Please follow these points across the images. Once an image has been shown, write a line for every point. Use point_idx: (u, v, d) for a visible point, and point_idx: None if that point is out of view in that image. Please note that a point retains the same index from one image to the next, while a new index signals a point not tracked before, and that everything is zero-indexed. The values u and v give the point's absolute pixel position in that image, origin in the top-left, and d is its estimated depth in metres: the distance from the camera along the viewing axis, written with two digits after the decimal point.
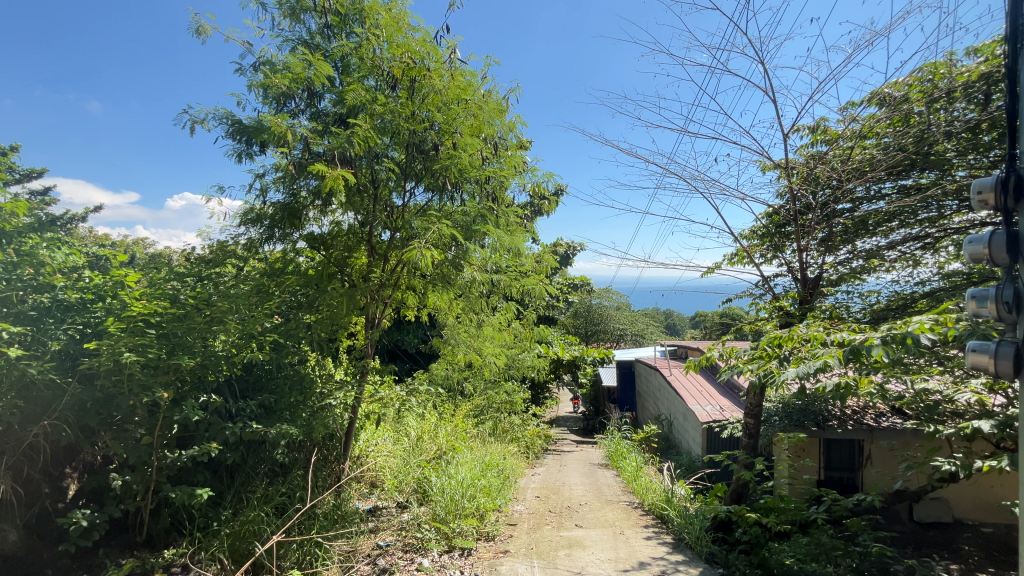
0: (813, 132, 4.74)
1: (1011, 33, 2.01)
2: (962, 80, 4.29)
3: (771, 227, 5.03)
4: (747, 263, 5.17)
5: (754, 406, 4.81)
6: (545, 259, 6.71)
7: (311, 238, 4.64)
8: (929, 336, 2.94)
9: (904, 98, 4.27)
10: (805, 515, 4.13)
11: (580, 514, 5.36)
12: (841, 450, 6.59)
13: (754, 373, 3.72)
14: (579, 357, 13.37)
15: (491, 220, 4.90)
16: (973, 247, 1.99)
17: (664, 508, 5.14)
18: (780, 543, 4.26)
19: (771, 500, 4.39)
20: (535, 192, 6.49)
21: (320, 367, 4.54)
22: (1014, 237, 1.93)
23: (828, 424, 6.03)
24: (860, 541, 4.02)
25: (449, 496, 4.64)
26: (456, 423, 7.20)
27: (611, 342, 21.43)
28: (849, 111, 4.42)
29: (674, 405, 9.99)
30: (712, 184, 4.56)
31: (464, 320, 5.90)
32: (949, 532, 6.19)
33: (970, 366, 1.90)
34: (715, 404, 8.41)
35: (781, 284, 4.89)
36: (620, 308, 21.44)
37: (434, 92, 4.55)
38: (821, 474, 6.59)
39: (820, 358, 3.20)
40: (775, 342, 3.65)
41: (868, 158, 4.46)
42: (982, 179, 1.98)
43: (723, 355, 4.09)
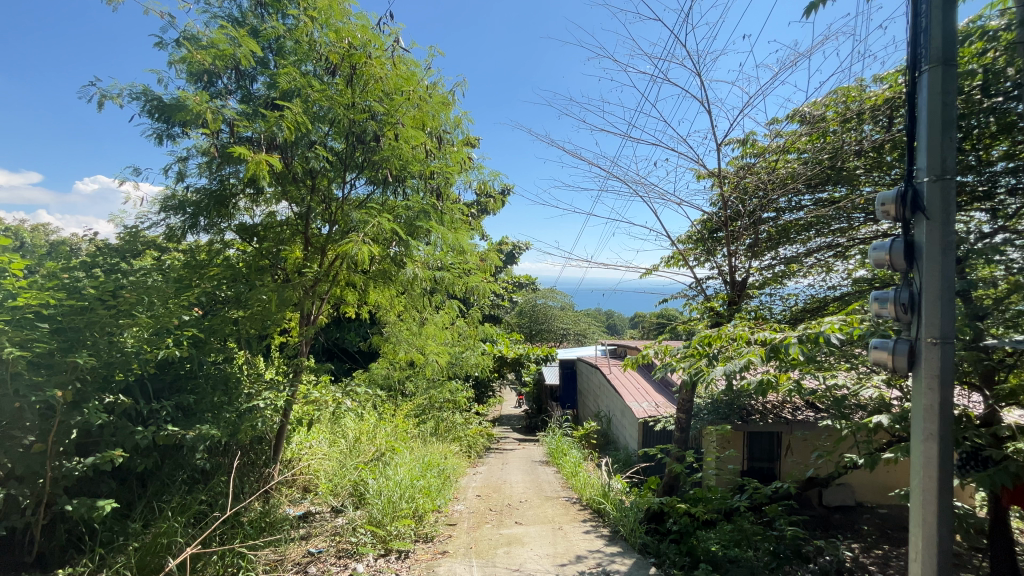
0: (742, 144, 5.01)
1: (940, 57, 2.19)
2: (870, 104, 4.68)
3: (705, 232, 5.32)
4: (682, 266, 5.42)
5: (686, 401, 5.02)
6: (491, 256, 6.76)
7: (242, 229, 4.38)
8: (839, 336, 3.16)
9: (821, 117, 4.64)
10: (729, 503, 4.38)
11: (520, 511, 5.40)
12: (762, 442, 7.08)
13: (686, 370, 3.89)
14: (522, 355, 13.51)
15: (435, 217, 4.85)
16: (877, 253, 2.32)
17: (600, 502, 5.27)
18: (707, 531, 4.48)
19: (700, 490, 4.61)
20: (482, 189, 6.55)
21: (248, 366, 4.28)
22: (911, 245, 2.24)
23: (751, 418, 6.46)
24: (777, 526, 4.33)
25: (387, 497, 4.51)
26: (397, 423, 7.05)
27: (555, 342, 21.82)
28: (775, 126, 4.74)
29: (614, 402, 10.32)
30: (651, 188, 4.67)
31: (406, 317, 5.80)
32: (853, 514, 6.80)
33: (873, 361, 2.25)
34: (651, 400, 8.75)
35: (713, 286, 5.15)
36: (564, 308, 22.01)
37: (378, 84, 4.44)
38: (744, 464, 7.05)
39: (744, 356, 3.37)
40: (705, 341, 3.78)
41: (790, 170, 4.83)
42: (885, 193, 2.29)
43: (659, 353, 4.24)
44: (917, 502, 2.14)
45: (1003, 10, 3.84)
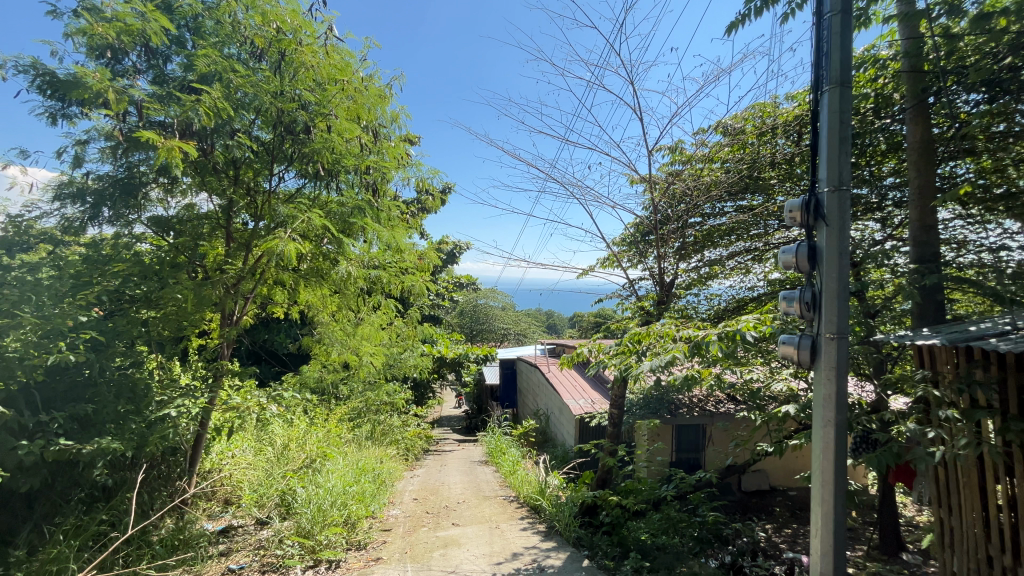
0: (672, 152, 5.28)
1: (838, 78, 2.42)
2: (783, 120, 5.11)
3: (637, 235, 5.55)
4: (616, 268, 5.62)
5: (619, 397, 5.21)
6: (429, 255, 6.66)
7: (154, 221, 4.02)
8: (753, 333, 3.42)
9: (740, 129, 5.01)
10: (657, 494, 4.61)
11: (457, 512, 5.36)
12: (689, 434, 7.50)
13: (617, 367, 4.05)
14: (462, 355, 13.44)
15: (370, 213, 4.70)
16: (786, 256, 2.54)
17: (537, 499, 5.35)
18: (637, 521, 4.68)
19: (630, 483, 4.80)
20: (420, 187, 6.44)
21: (160, 371, 3.93)
22: (813, 249, 2.47)
23: (679, 411, 6.83)
24: (700, 512, 4.61)
25: (317, 506, 4.31)
26: (330, 428, 6.76)
27: (495, 342, 21.89)
28: (700, 136, 5.05)
29: (551, 400, 10.52)
30: (587, 191, 4.82)
31: (340, 317, 5.58)
32: (767, 497, 7.38)
33: (781, 355, 2.45)
34: (587, 397, 9.00)
35: (644, 287, 5.37)
36: (504, 308, 22.15)
37: (309, 73, 4.24)
38: (673, 456, 7.44)
39: (669, 353, 3.55)
40: (635, 338, 3.95)
41: (714, 178, 5.16)
42: (793, 201, 2.51)
43: (593, 351, 4.37)
44: (817, 484, 2.36)
45: (891, 42, 4.32)
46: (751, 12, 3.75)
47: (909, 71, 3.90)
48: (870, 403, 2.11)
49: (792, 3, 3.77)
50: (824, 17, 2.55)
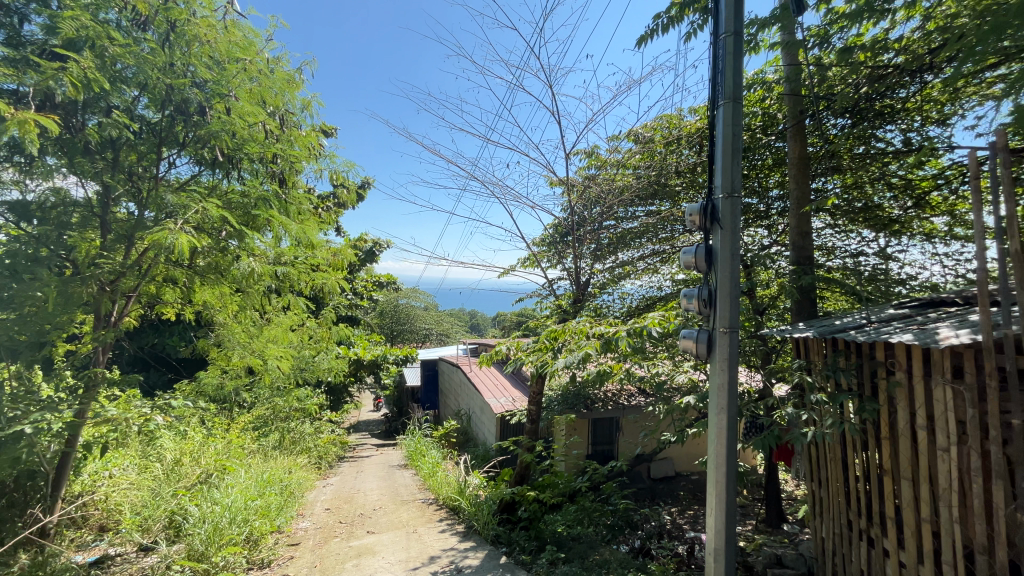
0: (588, 156, 5.49)
1: (731, 94, 2.64)
2: (687, 132, 5.52)
3: (556, 236, 5.70)
4: (536, 267, 5.74)
5: (537, 394, 5.31)
6: (345, 252, 6.36)
7: (5, 206, 3.41)
8: (658, 329, 3.65)
9: (649, 138, 5.33)
10: (573, 486, 4.76)
11: (373, 519, 5.16)
12: (604, 427, 7.85)
13: (534, 363, 4.14)
14: (381, 357, 13.01)
15: (277, 206, 4.39)
16: (687, 257, 2.73)
17: (456, 500, 5.30)
18: (553, 514, 4.80)
19: (547, 477, 4.92)
20: (335, 180, 6.12)
21: (13, 382, 3.35)
22: (709, 251, 2.68)
23: (594, 406, 7.12)
24: (612, 501, 4.83)
25: (213, 525, 3.92)
26: (231, 438, 6.20)
27: (417, 342, 21.43)
28: (615, 142, 5.30)
29: (473, 400, 10.50)
30: (506, 191, 4.70)
31: (242, 318, 5.14)
32: (673, 482, 7.93)
33: (682, 349, 2.63)
34: (508, 395, 9.09)
35: (562, 286, 5.54)
36: (426, 308, 21.77)
37: (204, 49, 3.85)
38: (588, 448, 7.75)
39: (582, 349, 3.68)
40: (552, 336, 4.05)
41: (626, 183, 5.45)
42: (693, 205, 2.71)
43: (512, 349, 4.42)
44: (712, 467, 2.55)
45: (776, 68, 4.82)
46: (659, 27, 3.99)
47: (789, 94, 4.37)
48: (758, 391, 2.33)
49: (694, 23, 4.07)
50: (720, 38, 2.78)
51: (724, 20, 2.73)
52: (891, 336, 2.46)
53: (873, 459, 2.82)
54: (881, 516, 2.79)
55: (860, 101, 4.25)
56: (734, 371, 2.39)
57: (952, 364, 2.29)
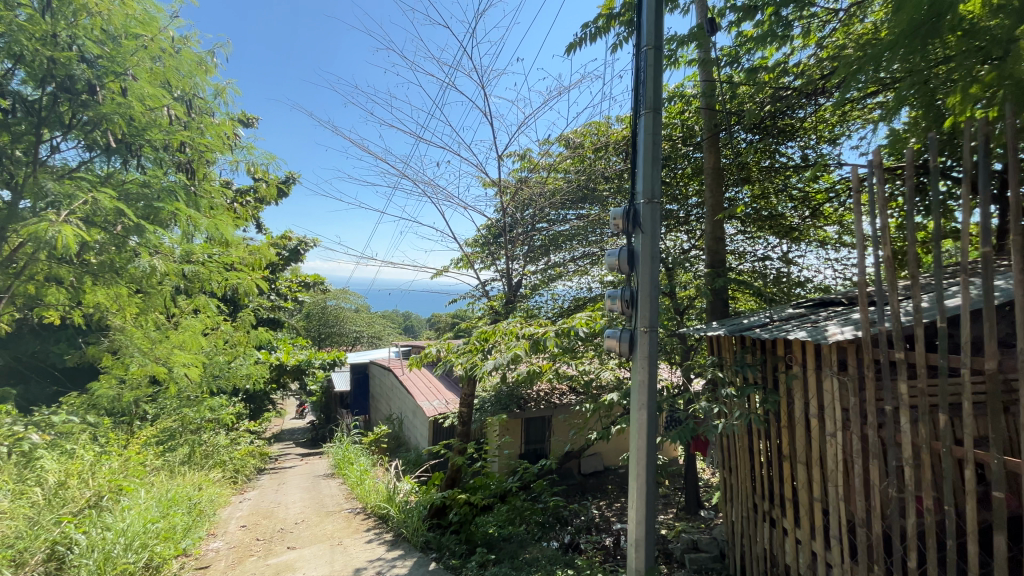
0: (521, 159, 5.55)
1: (652, 104, 2.76)
2: (614, 140, 5.76)
3: (489, 237, 5.72)
4: (469, 269, 5.73)
5: (468, 396, 5.28)
6: (263, 250, 5.98)
7: None
8: (584, 329, 3.75)
9: (579, 144, 5.50)
10: (504, 487, 4.78)
11: (294, 534, 4.86)
12: (536, 427, 7.96)
13: (463, 365, 4.11)
14: (306, 361, 12.35)
15: (183, 198, 4.04)
16: (611, 259, 2.83)
17: (384, 507, 5.13)
18: (484, 515, 4.79)
19: (479, 479, 4.90)
20: (252, 173, 5.74)
21: None
22: (632, 253, 2.79)
23: (527, 405, 7.21)
24: (543, 498, 4.91)
25: (103, 553, 3.49)
26: (129, 455, 5.60)
27: (346, 346, 20.58)
28: (546, 146, 5.41)
29: (405, 403, 10.26)
30: (438, 190, 4.89)
31: (143, 321, 4.65)
32: (602, 477, 8.21)
33: (607, 348, 2.72)
34: (440, 398, 8.96)
35: (494, 287, 5.56)
36: (357, 310, 20.98)
37: (95, 21, 3.41)
38: (521, 448, 7.84)
39: (512, 350, 3.71)
40: (482, 337, 4.04)
41: (557, 187, 5.58)
42: (617, 209, 2.81)
43: (442, 350, 4.37)
44: (635, 462, 2.64)
45: (694, 83, 5.15)
46: (587, 36, 4.13)
47: (705, 108, 4.68)
48: (674, 387, 2.45)
49: (620, 35, 4.24)
50: (643, 50, 2.90)
51: (645, 34, 2.86)
52: (790, 333, 2.69)
53: (774, 446, 3.07)
54: (781, 499, 3.04)
55: (765, 118, 4.64)
56: (652, 368, 2.51)
57: (839, 357, 2.55)
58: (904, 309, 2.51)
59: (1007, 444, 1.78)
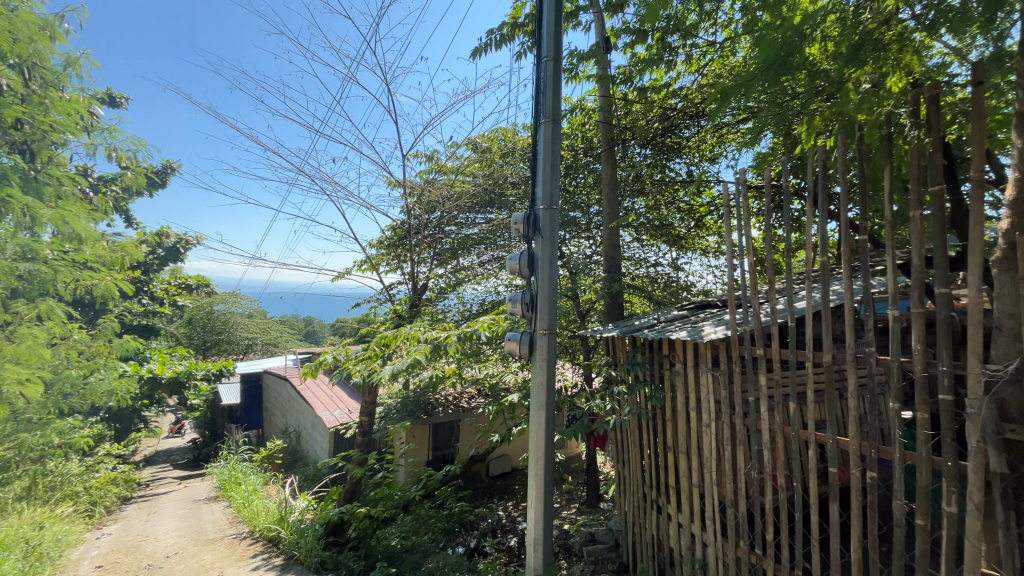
0: (428, 160, 5.46)
1: (551, 114, 2.85)
2: (521, 147, 5.89)
3: (394, 239, 5.54)
4: (372, 271, 5.51)
5: (369, 405, 5.06)
6: (129, 249, 5.25)
7: None
8: (487, 333, 3.77)
9: (487, 149, 5.54)
10: (407, 496, 4.63)
11: (164, 570, 4.30)
12: (444, 432, 7.84)
13: (361, 372, 3.93)
14: (187, 373, 11.07)
15: (17, 183, 3.41)
16: (513, 263, 2.88)
17: (274, 530, 4.73)
18: (386, 528, 4.61)
19: (381, 490, 4.70)
20: (115, 159, 5.02)
21: None
22: (532, 257, 2.86)
23: (434, 410, 7.08)
24: (447, 505, 4.84)
25: None
26: None
27: (237, 354, 18.78)
28: (453, 149, 5.37)
29: (303, 415, 9.57)
30: (338, 187, 4.77)
31: None
32: (510, 478, 8.30)
33: (508, 351, 2.76)
34: (343, 407, 8.50)
35: (399, 291, 5.40)
36: (251, 315, 19.24)
37: None
38: (429, 454, 7.68)
39: (412, 356, 3.61)
40: (383, 343, 3.90)
41: (465, 190, 5.57)
42: (518, 214, 2.87)
43: (339, 357, 4.15)
44: (534, 462, 2.70)
45: (594, 98, 5.44)
46: (492, 42, 4.18)
47: (604, 122, 4.96)
48: (568, 386, 2.55)
49: (524, 44, 4.35)
50: (544, 60, 2.99)
51: (546, 45, 2.96)
52: (672, 334, 2.92)
53: (660, 438, 3.31)
54: (666, 486, 3.28)
55: (656, 136, 5.03)
56: (548, 368, 2.59)
57: (713, 354, 2.82)
58: (764, 310, 2.84)
59: (838, 425, 2.08)
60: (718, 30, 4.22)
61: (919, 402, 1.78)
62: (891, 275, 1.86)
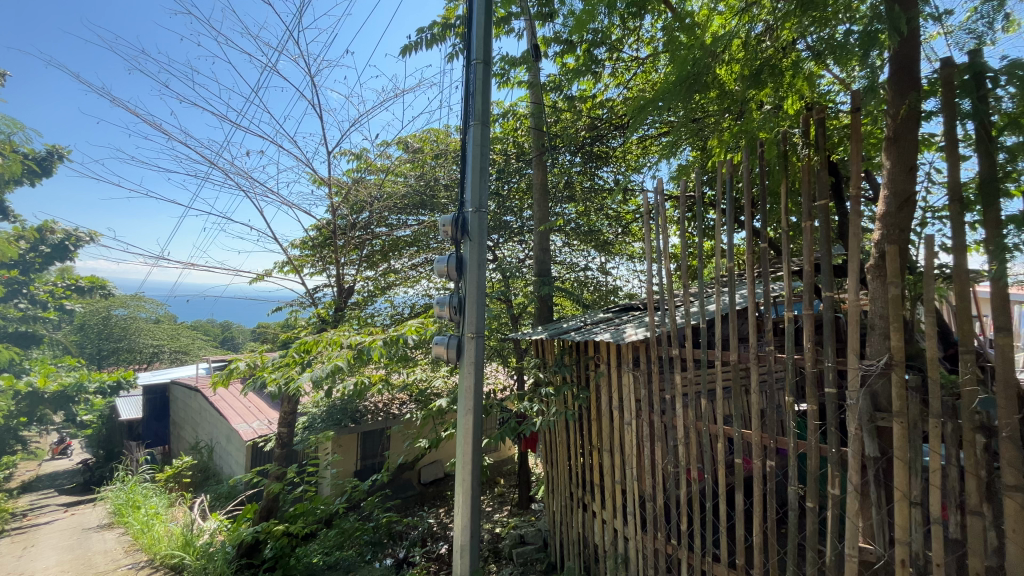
0: (357, 158, 5.27)
1: (480, 117, 2.84)
2: (453, 149, 5.85)
3: (318, 240, 5.28)
4: (293, 273, 5.21)
5: (289, 415, 4.77)
6: None
7: None
8: (414, 337, 3.69)
9: (418, 149, 5.44)
10: (329, 510, 4.41)
11: None
12: (373, 441, 7.56)
13: (278, 381, 3.71)
14: (77, 386, 9.85)
15: None
16: (441, 266, 2.86)
17: (178, 556, 4.31)
18: (306, 544, 4.35)
19: (301, 505, 4.44)
20: None
21: None
22: (460, 260, 2.85)
23: (362, 418, 6.81)
24: (374, 516, 4.66)
25: None
26: None
27: (140, 364, 17.00)
28: (382, 148, 5.22)
29: (216, 428, 8.83)
30: (256, 183, 4.67)
31: None
32: (442, 484, 8.16)
33: (435, 355, 2.73)
34: (262, 418, 7.94)
35: (324, 295, 5.14)
36: (157, 320, 17.52)
37: None
38: (357, 465, 7.38)
39: (333, 362, 3.44)
40: (302, 348, 3.70)
41: (395, 191, 5.43)
42: (446, 216, 2.85)
43: (253, 365, 3.89)
44: (461, 466, 2.67)
45: (525, 104, 5.52)
46: (423, 41, 4.11)
47: (535, 127, 5.05)
48: (493, 388, 2.56)
49: (455, 45, 4.32)
50: (473, 63, 2.98)
51: (476, 48, 2.95)
52: (597, 336, 3.01)
53: (586, 437, 3.39)
54: (591, 484, 3.38)
55: (585, 144, 5.20)
56: (474, 371, 2.59)
57: (634, 354, 2.95)
58: (680, 312, 3.02)
59: (743, 419, 2.24)
60: (642, 47, 4.44)
61: (809, 395, 1.95)
62: (787, 280, 2.04)
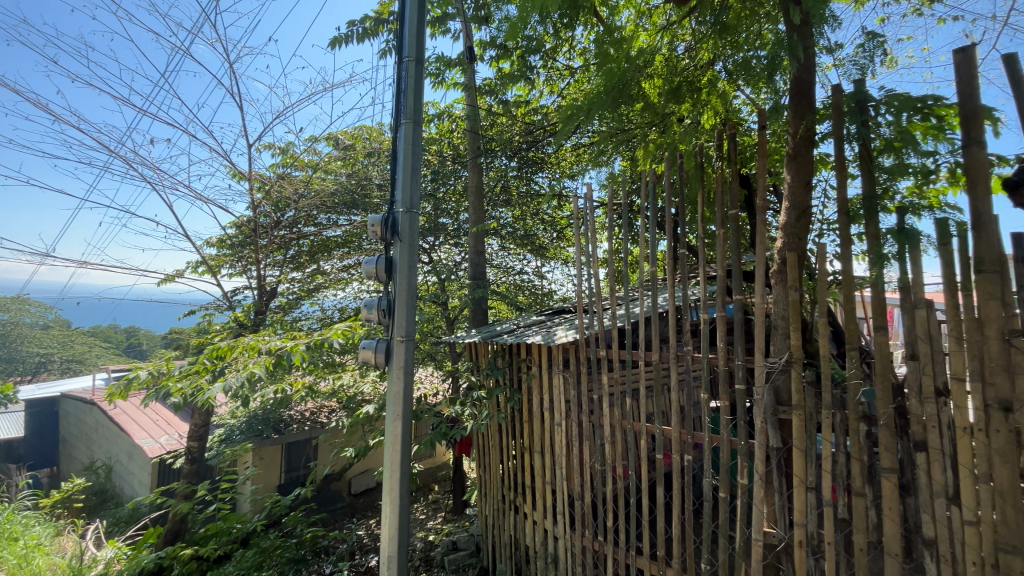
0: (282, 153, 4.99)
1: (412, 116, 2.78)
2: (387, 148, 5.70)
3: (238, 238, 4.93)
4: (208, 274, 4.83)
5: (201, 427, 4.40)
6: None
7: None
8: (340, 341, 3.53)
9: (349, 146, 5.25)
10: (246, 528, 4.10)
11: None
12: (299, 452, 7.15)
13: (186, 390, 3.42)
14: None
15: None
16: (369, 267, 2.77)
17: None
18: (219, 567, 4.02)
19: (213, 525, 4.10)
20: None
21: None
22: (390, 262, 2.76)
23: (287, 428, 6.42)
24: (297, 532, 4.40)
25: None
26: None
27: (24, 375, 14.99)
28: (310, 143, 4.99)
29: (116, 445, 7.96)
30: (166, 175, 4.61)
31: None
32: (374, 494, 7.87)
33: (361, 359, 2.62)
34: (171, 432, 7.26)
35: (243, 297, 4.80)
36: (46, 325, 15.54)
37: None
38: (280, 478, 6.94)
39: (248, 369, 3.22)
40: (215, 355, 3.45)
41: (324, 189, 5.20)
42: (375, 216, 2.77)
43: (156, 373, 3.55)
44: (389, 473, 2.58)
45: (461, 106, 5.50)
46: (354, 35, 3.98)
47: (471, 130, 5.05)
48: (422, 393, 2.50)
49: (388, 41, 4.22)
50: (406, 60, 2.91)
51: (408, 44, 2.89)
52: (528, 338, 3.04)
53: (518, 439, 3.41)
54: (523, 485, 3.40)
55: (520, 149, 5.27)
56: (402, 376, 2.52)
57: (564, 356, 3.01)
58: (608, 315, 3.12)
59: (664, 416, 2.34)
60: (575, 57, 4.58)
61: (722, 391, 2.08)
62: (702, 283, 2.16)
